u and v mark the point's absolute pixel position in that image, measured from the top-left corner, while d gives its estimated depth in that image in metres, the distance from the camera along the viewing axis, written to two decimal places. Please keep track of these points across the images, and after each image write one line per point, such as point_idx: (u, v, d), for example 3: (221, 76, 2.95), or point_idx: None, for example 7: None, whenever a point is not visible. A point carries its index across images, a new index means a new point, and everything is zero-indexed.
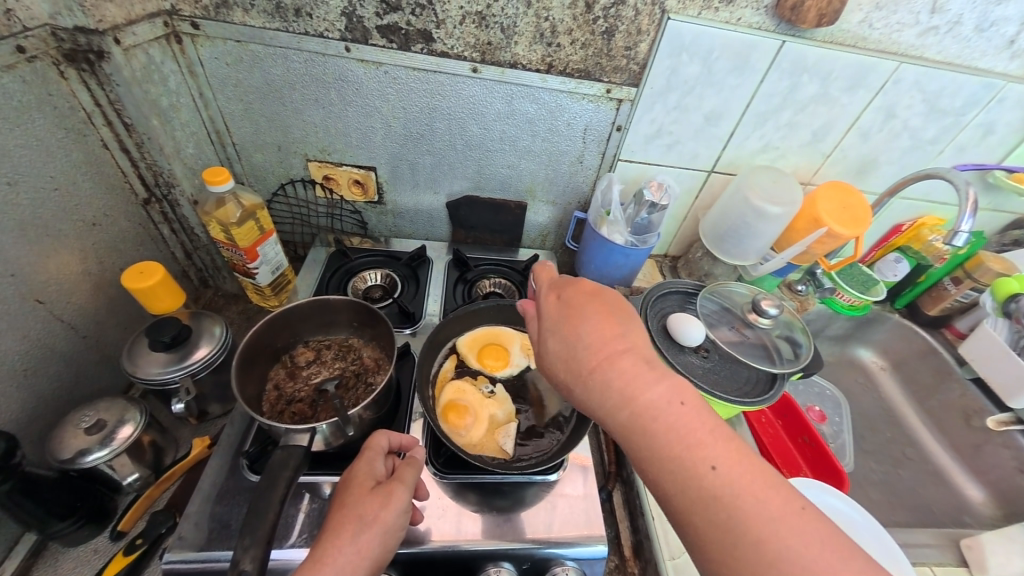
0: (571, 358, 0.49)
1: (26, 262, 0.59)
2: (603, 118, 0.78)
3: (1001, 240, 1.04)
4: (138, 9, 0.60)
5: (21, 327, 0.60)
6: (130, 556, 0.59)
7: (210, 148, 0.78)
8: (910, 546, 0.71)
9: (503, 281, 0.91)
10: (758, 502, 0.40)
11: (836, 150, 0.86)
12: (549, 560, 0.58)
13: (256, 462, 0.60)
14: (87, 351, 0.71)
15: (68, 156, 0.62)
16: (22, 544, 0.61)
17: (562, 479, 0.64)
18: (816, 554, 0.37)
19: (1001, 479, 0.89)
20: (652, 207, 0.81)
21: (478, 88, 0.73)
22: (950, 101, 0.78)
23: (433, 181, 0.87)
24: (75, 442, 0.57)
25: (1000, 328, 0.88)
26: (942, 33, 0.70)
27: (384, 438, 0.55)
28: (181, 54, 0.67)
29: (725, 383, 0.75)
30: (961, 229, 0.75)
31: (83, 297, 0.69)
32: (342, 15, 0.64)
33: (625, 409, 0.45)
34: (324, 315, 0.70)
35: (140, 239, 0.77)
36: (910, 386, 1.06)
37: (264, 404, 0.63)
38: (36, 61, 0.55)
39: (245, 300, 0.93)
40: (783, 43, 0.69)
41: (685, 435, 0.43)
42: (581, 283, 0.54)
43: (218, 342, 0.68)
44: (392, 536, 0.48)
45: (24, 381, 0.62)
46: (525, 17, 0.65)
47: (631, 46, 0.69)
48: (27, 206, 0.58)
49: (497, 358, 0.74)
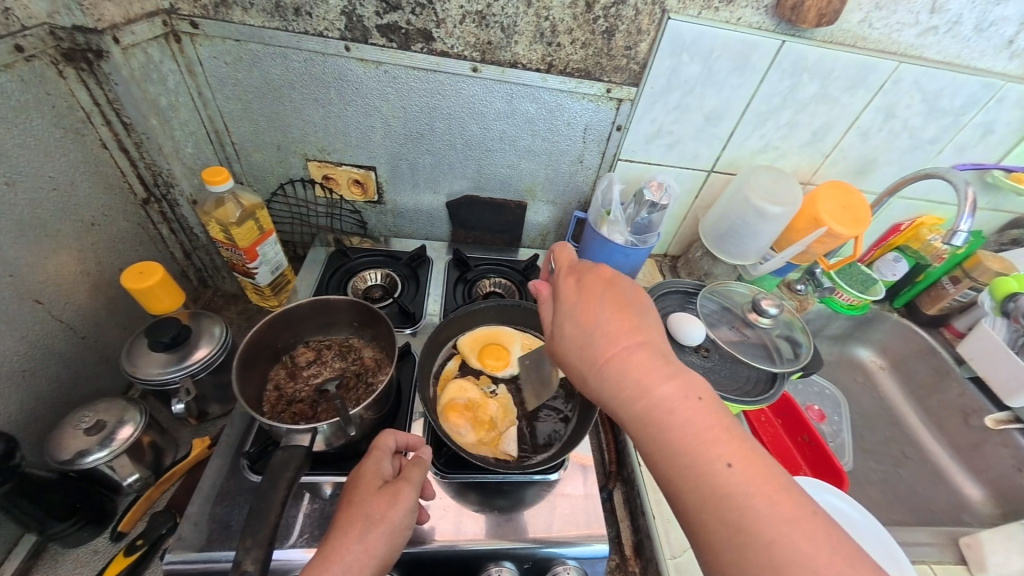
0: (587, 345, 0.50)
1: (25, 263, 0.59)
2: (603, 118, 0.78)
3: (999, 240, 1.04)
4: (136, 8, 0.59)
5: (20, 327, 0.60)
6: (130, 556, 0.59)
7: (208, 148, 0.78)
8: (908, 545, 0.71)
9: (503, 281, 0.91)
10: (769, 503, 0.40)
11: (835, 149, 0.86)
12: (550, 560, 0.58)
13: (256, 462, 0.60)
14: (86, 351, 0.71)
15: (64, 155, 0.61)
16: (21, 545, 0.61)
17: (563, 478, 0.64)
18: (827, 558, 0.37)
19: (999, 478, 0.89)
20: (652, 207, 0.81)
21: (479, 87, 0.73)
22: (949, 101, 0.78)
23: (433, 181, 0.87)
24: (74, 444, 0.57)
25: (998, 327, 0.89)
26: (941, 33, 0.70)
27: (390, 438, 0.55)
28: (181, 53, 0.66)
29: (726, 382, 0.75)
30: (959, 229, 0.74)
31: (81, 297, 0.68)
32: (341, 14, 0.64)
33: (639, 401, 0.46)
34: (325, 315, 0.70)
35: (139, 239, 0.76)
36: (908, 385, 1.06)
37: (265, 404, 0.63)
38: (34, 61, 0.54)
39: (245, 300, 0.93)
40: (783, 43, 0.69)
41: (700, 431, 0.43)
42: (599, 272, 0.54)
43: (217, 343, 0.67)
44: (398, 535, 0.48)
45: (23, 382, 0.62)
46: (525, 16, 0.65)
47: (632, 46, 0.69)
48: (26, 206, 0.58)
49: (497, 358, 0.74)
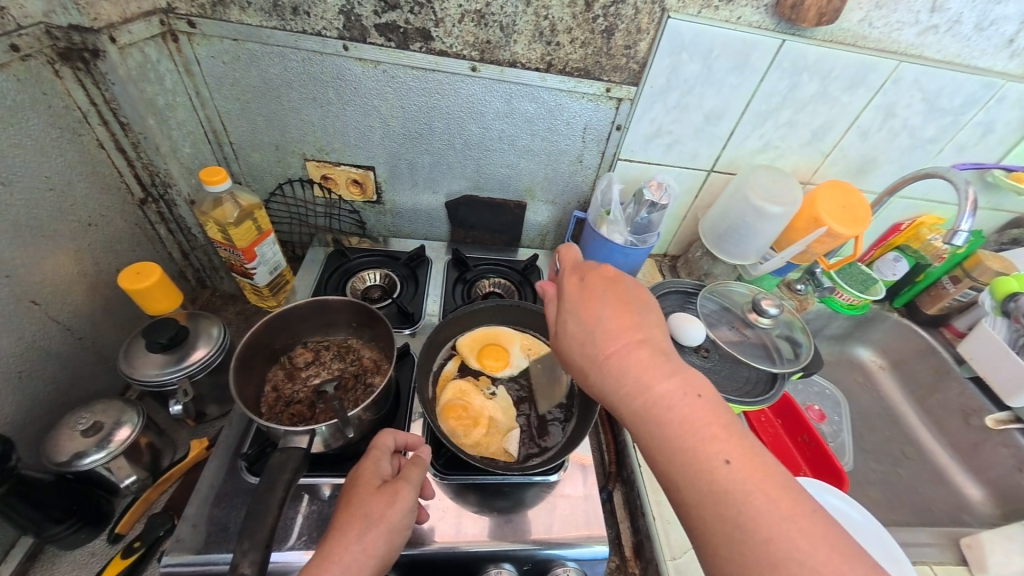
0: (587, 342, 0.49)
1: (21, 264, 0.59)
2: (602, 117, 0.78)
3: (999, 239, 1.04)
4: (133, 7, 0.59)
5: (16, 329, 0.60)
6: (127, 559, 0.58)
7: (206, 148, 0.78)
8: (909, 546, 0.71)
9: (502, 282, 0.90)
10: (768, 500, 0.40)
11: (835, 149, 0.86)
12: (550, 561, 0.58)
13: (254, 464, 0.59)
14: (82, 352, 0.70)
15: (61, 155, 0.61)
16: (17, 548, 0.61)
17: (563, 479, 0.64)
18: (825, 556, 0.37)
19: (999, 478, 0.89)
20: (652, 206, 0.81)
21: (478, 87, 0.72)
22: (949, 100, 0.78)
23: (432, 181, 0.87)
24: (70, 445, 0.57)
25: (999, 327, 0.88)
26: (942, 32, 0.70)
27: (390, 437, 0.55)
28: (178, 53, 0.66)
29: (726, 383, 0.75)
30: (960, 228, 0.74)
31: (78, 298, 0.68)
32: (340, 13, 0.63)
33: (639, 397, 0.45)
34: (323, 316, 0.70)
35: (136, 239, 0.76)
36: (908, 385, 1.06)
37: (262, 406, 0.62)
38: (30, 60, 0.54)
39: (243, 301, 0.93)
40: (783, 42, 0.69)
41: (699, 428, 0.43)
42: (602, 271, 0.54)
43: (216, 343, 0.67)
44: (398, 535, 0.48)
45: (20, 383, 0.61)
46: (524, 15, 0.64)
47: (631, 45, 0.69)
48: (21, 207, 0.58)
49: (496, 358, 0.74)
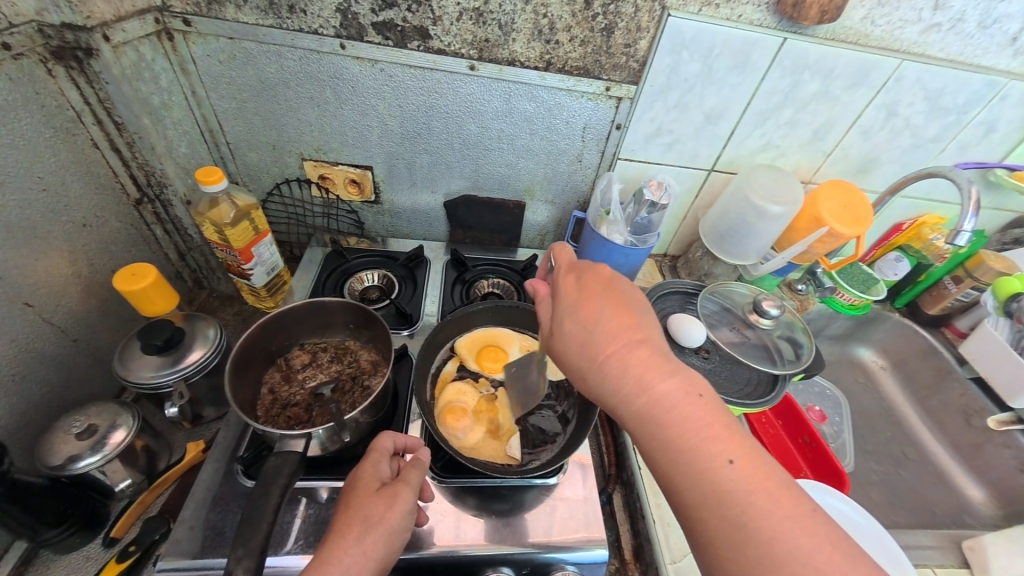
0: (586, 342, 0.48)
1: (14, 265, 0.58)
2: (602, 116, 0.77)
3: (1002, 239, 1.03)
4: (127, 6, 0.58)
5: (10, 331, 0.59)
6: (122, 563, 0.58)
7: (202, 148, 0.77)
8: (911, 548, 0.71)
9: (501, 282, 0.90)
10: (770, 500, 0.39)
11: (837, 148, 0.85)
12: (549, 565, 0.57)
13: (250, 467, 0.59)
14: (77, 354, 0.70)
15: (55, 155, 0.60)
16: (12, 551, 0.60)
17: (562, 481, 0.63)
18: (827, 556, 0.37)
19: (1001, 478, 0.88)
20: (652, 206, 0.80)
21: (477, 85, 0.72)
22: (952, 99, 0.77)
23: (430, 180, 0.86)
24: (64, 448, 0.56)
25: (1001, 327, 0.88)
26: (945, 30, 0.69)
27: (389, 440, 0.55)
28: (173, 51, 0.65)
29: (726, 384, 0.75)
30: (964, 228, 0.73)
31: (72, 300, 0.67)
32: (336, 11, 0.63)
33: (640, 397, 0.45)
34: (319, 318, 0.69)
35: (132, 240, 0.75)
36: (908, 385, 1.06)
37: (259, 408, 0.62)
38: (21, 58, 0.53)
39: (240, 301, 0.92)
40: (784, 40, 0.68)
41: (700, 428, 0.43)
42: (600, 270, 0.53)
43: (212, 345, 0.67)
44: (397, 537, 0.47)
45: (14, 386, 0.61)
46: (523, 14, 0.64)
47: (631, 43, 0.68)
48: (15, 207, 0.57)
49: (495, 360, 0.73)
